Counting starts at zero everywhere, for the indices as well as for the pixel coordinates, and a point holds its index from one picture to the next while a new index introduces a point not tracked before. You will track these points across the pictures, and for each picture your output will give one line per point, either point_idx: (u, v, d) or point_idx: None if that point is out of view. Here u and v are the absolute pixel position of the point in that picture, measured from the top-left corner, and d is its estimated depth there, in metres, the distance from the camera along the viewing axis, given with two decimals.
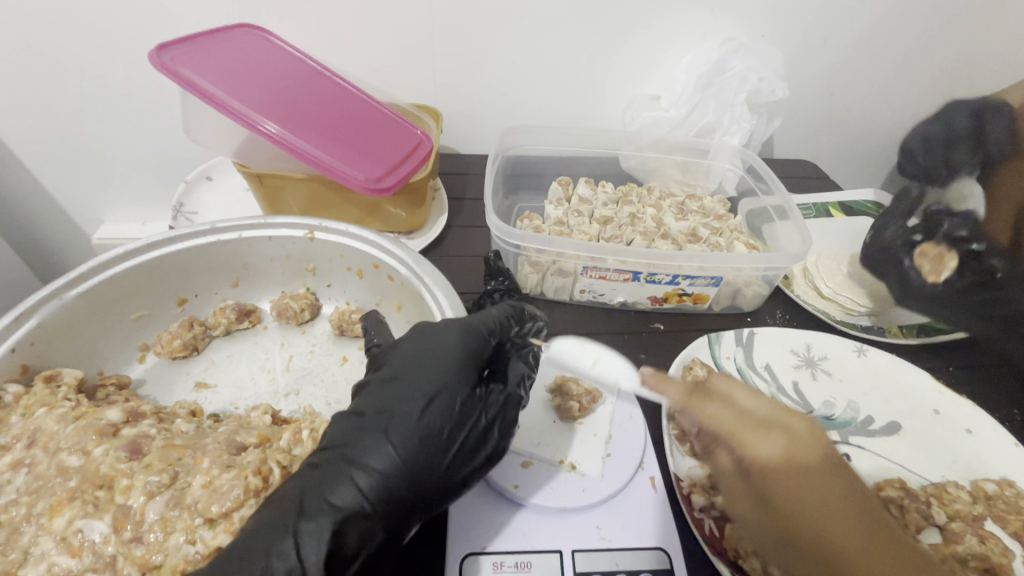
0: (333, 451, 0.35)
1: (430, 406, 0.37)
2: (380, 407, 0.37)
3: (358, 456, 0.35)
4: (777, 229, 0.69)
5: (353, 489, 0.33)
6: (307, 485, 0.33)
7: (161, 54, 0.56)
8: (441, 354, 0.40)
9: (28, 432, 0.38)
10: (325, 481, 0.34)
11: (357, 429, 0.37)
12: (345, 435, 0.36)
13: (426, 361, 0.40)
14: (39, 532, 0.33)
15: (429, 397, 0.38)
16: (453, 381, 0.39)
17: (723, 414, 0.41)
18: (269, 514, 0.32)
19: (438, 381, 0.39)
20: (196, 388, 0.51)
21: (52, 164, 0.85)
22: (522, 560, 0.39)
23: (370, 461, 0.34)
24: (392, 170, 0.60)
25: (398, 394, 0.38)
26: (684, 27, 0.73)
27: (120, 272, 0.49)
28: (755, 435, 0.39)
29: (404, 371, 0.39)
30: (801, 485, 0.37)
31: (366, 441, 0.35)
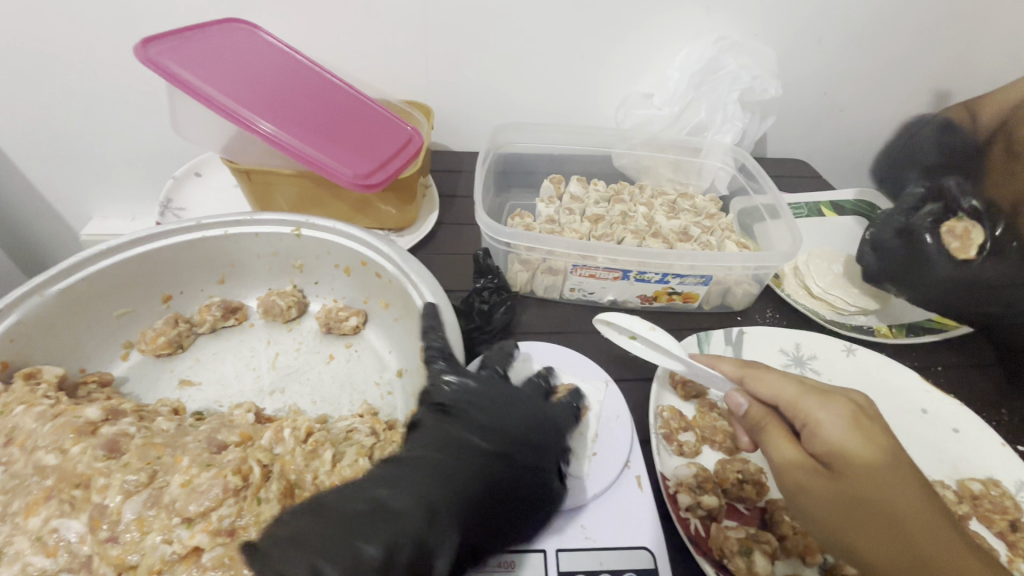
0: (435, 464, 0.36)
1: (528, 459, 0.40)
2: (481, 434, 0.39)
3: (458, 478, 0.36)
4: (768, 228, 0.69)
5: (454, 508, 0.35)
6: (414, 492, 0.34)
7: (147, 48, 0.56)
8: (536, 410, 0.43)
9: (6, 429, 0.38)
10: (430, 489, 0.35)
11: (444, 450, 0.37)
12: (440, 449, 0.38)
13: (520, 410, 0.42)
14: (14, 532, 0.32)
15: (527, 444, 0.40)
16: (546, 439, 0.42)
17: (783, 383, 0.42)
18: (362, 515, 0.32)
19: (534, 434, 0.41)
20: (180, 385, 0.50)
21: (39, 159, 0.84)
22: (506, 560, 0.39)
23: (461, 485, 0.36)
24: (382, 167, 0.60)
25: (500, 429, 0.40)
26: (677, 25, 0.73)
27: (103, 269, 0.49)
28: (818, 403, 0.40)
29: (497, 407, 0.41)
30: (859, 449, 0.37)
31: (457, 464, 0.37)
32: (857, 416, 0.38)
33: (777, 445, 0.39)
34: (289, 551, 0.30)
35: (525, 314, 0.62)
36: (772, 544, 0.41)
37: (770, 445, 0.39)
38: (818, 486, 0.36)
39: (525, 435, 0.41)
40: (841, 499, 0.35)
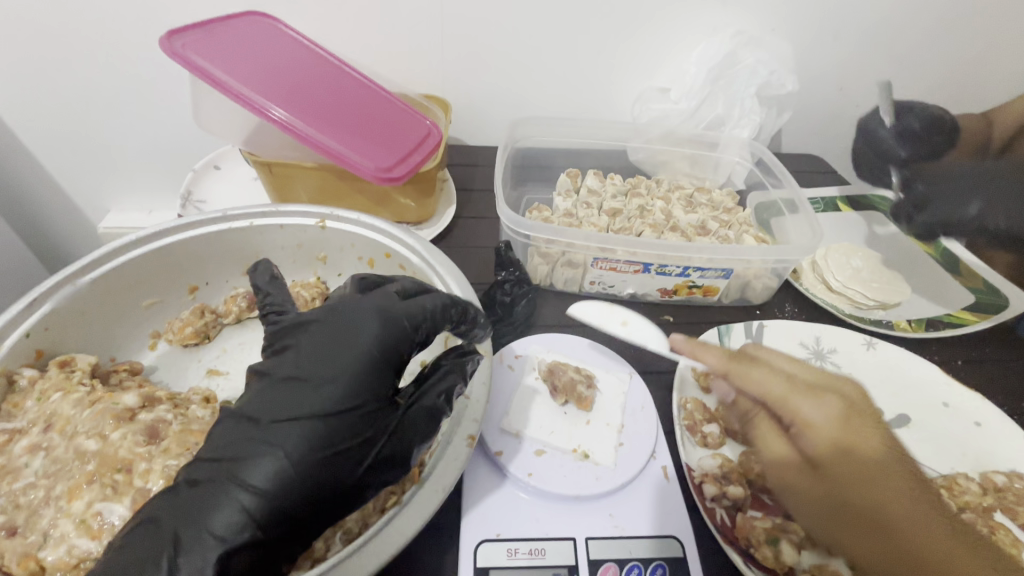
0: (217, 464, 0.33)
1: (331, 408, 0.34)
2: (273, 411, 0.34)
3: (232, 477, 0.32)
4: (786, 223, 0.70)
5: (239, 509, 0.31)
6: (184, 511, 0.31)
7: (172, 40, 0.56)
8: (353, 341, 0.36)
9: (44, 416, 0.38)
10: (206, 507, 0.31)
11: (240, 439, 0.33)
12: (232, 443, 0.33)
13: (328, 348, 0.36)
14: (58, 515, 0.33)
15: (330, 392, 0.35)
16: (355, 378, 0.35)
17: (772, 379, 0.40)
18: (154, 541, 0.30)
19: (340, 375, 0.35)
20: (208, 375, 0.51)
21: (60, 154, 0.85)
22: (537, 547, 0.40)
23: (253, 477, 0.32)
24: (403, 159, 0.60)
25: (298, 394, 0.35)
26: (695, 16, 0.73)
27: (130, 259, 0.49)
28: (812, 405, 0.38)
29: (304, 366, 0.36)
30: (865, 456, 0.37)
31: (249, 455, 0.33)
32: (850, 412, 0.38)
33: (767, 442, 0.40)
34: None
35: (544, 307, 0.62)
36: (799, 534, 0.41)
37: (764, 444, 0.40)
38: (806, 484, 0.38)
39: (340, 386, 0.35)
40: (874, 548, 0.36)
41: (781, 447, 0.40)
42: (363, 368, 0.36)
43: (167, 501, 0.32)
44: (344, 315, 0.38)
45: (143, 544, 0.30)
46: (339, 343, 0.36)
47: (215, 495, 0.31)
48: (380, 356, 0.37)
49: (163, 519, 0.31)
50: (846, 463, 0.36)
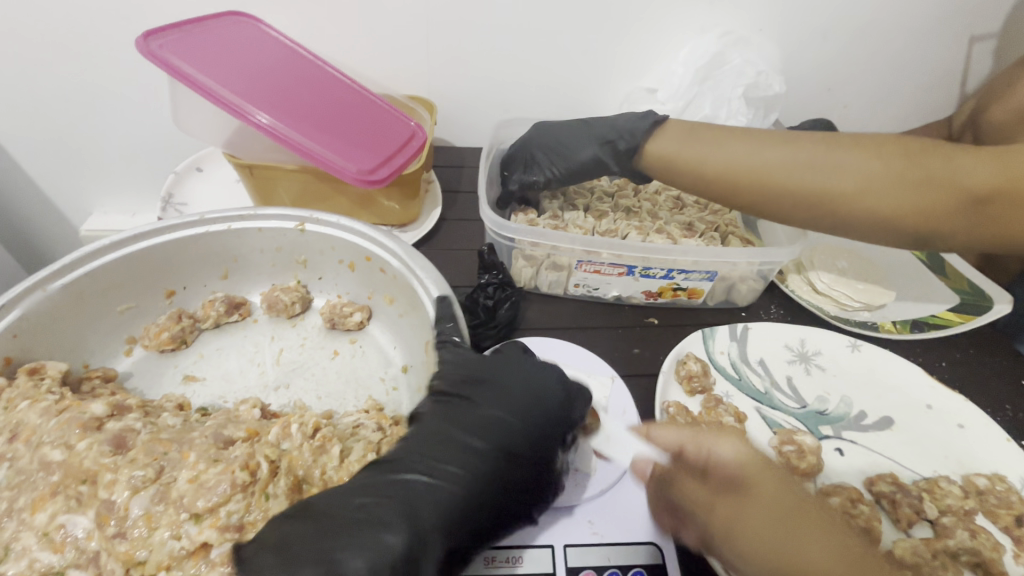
0: (431, 461, 0.36)
1: (526, 446, 0.38)
2: (485, 431, 0.38)
3: (443, 476, 0.35)
4: (773, 224, 0.69)
5: (444, 510, 0.34)
6: (404, 495, 0.34)
7: (149, 41, 0.55)
8: (545, 387, 0.41)
9: (10, 425, 0.37)
10: (421, 499, 0.34)
11: (446, 445, 0.37)
12: (445, 447, 0.37)
13: (530, 392, 0.40)
14: (21, 527, 0.32)
15: (530, 431, 0.39)
16: (555, 426, 0.40)
17: (672, 434, 0.37)
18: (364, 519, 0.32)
19: (538, 418, 0.39)
20: (184, 381, 0.50)
21: (39, 155, 0.84)
22: (514, 555, 0.39)
23: (452, 477, 0.35)
24: (386, 161, 0.59)
25: (501, 421, 0.38)
26: (681, 16, 0.72)
27: (105, 263, 0.48)
28: (708, 458, 0.35)
29: (504, 394, 0.40)
30: (774, 516, 0.32)
31: (453, 460, 0.36)
32: (750, 461, 0.34)
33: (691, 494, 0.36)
34: (268, 557, 0.30)
35: (529, 310, 0.62)
36: None
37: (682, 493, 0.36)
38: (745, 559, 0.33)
39: (537, 424, 0.39)
40: None
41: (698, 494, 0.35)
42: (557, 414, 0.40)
43: (374, 486, 0.34)
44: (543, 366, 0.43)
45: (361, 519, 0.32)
46: (534, 386, 0.41)
47: (427, 491, 0.34)
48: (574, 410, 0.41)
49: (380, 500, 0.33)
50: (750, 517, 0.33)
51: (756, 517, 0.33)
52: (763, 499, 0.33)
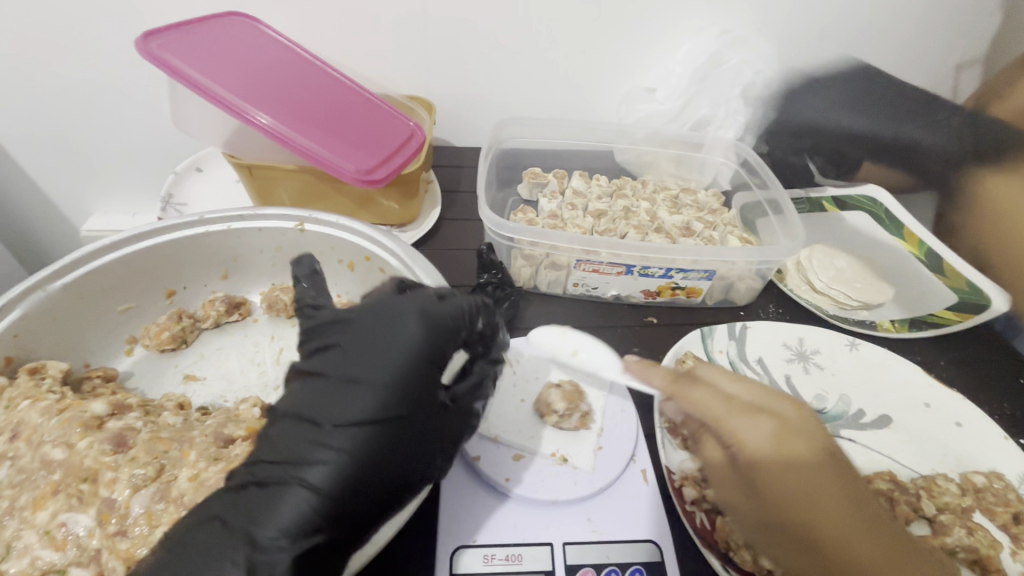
0: (280, 460, 0.33)
1: (383, 411, 0.35)
2: (329, 412, 0.34)
3: (299, 474, 0.32)
4: (771, 223, 0.69)
5: (297, 508, 0.31)
6: (239, 506, 0.32)
7: (148, 42, 0.55)
8: (395, 343, 0.37)
9: (11, 424, 0.38)
10: (277, 499, 0.32)
11: (292, 436, 0.34)
12: (297, 441, 0.34)
13: (379, 352, 0.36)
14: (22, 526, 0.32)
15: (380, 394, 0.35)
16: (400, 379, 0.36)
17: (711, 400, 0.41)
18: (211, 540, 0.30)
19: (393, 378, 0.36)
20: (184, 380, 0.50)
21: (39, 155, 0.84)
22: (514, 553, 0.39)
23: (313, 475, 0.32)
24: (385, 161, 0.60)
25: (349, 396, 0.35)
26: (679, 15, 0.72)
27: (104, 263, 0.49)
28: (747, 425, 0.39)
29: (350, 360, 0.36)
30: (806, 486, 0.36)
31: (307, 454, 0.33)
32: (782, 427, 0.39)
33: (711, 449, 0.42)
34: None
35: (528, 309, 0.62)
36: None
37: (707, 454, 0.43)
38: (743, 506, 0.39)
39: (390, 385, 0.35)
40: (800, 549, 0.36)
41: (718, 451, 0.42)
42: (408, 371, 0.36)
43: (226, 500, 0.32)
44: (382, 316, 0.38)
45: (206, 540, 0.30)
46: (383, 343, 0.37)
47: (277, 493, 0.32)
48: (416, 355, 0.37)
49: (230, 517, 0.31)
50: (770, 473, 0.37)
51: (768, 467, 0.37)
52: (781, 445, 0.38)
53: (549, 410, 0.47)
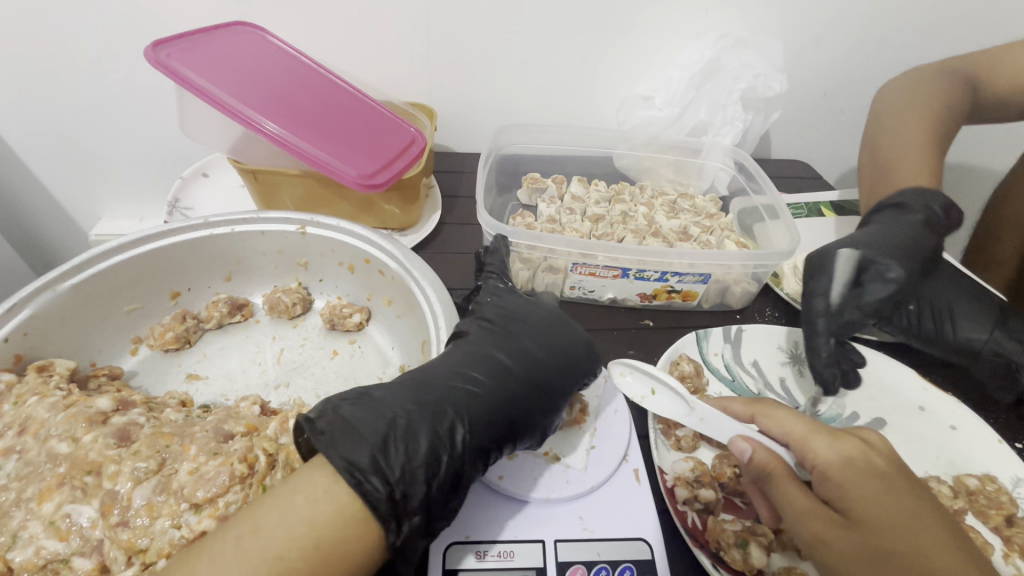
0: (485, 378, 0.41)
1: (549, 382, 0.43)
2: (527, 364, 0.43)
3: (485, 391, 0.40)
4: (768, 228, 0.70)
5: (491, 418, 0.39)
6: (455, 400, 0.39)
7: (156, 51, 0.57)
8: (567, 340, 0.47)
9: (20, 420, 0.39)
10: (486, 407, 0.40)
11: (484, 363, 0.42)
12: (497, 368, 0.42)
13: (557, 343, 0.46)
14: (28, 517, 0.33)
15: (551, 371, 0.44)
16: (576, 366, 0.45)
17: (794, 420, 0.43)
18: (423, 413, 0.37)
19: (562, 364, 0.45)
20: (187, 379, 0.51)
21: (49, 160, 0.86)
22: (506, 549, 0.40)
23: (496, 395, 0.40)
24: (386, 166, 0.61)
25: (531, 357, 0.44)
26: (676, 23, 0.74)
27: (114, 264, 0.50)
28: (830, 444, 0.40)
29: (531, 336, 0.46)
30: (889, 496, 0.37)
31: (495, 380, 0.41)
32: (870, 456, 0.39)
33: (788, 496, 0.38)
34: (347, 436, 0.34)
35: None
36: (768, 536, 0.42)
37: (784, 498, 0.38)
38: (839, 540, 0.36)
39: (558, 365, 0.45)
40: None
41: (801, 495, 0.38)
42: (574, 361, 0.46)
43: (429, 387, 0.39)
44: (561, 323, 0.48)
45: (418, 413, 0.37)
46: (562, 337, 0.47)
47: (474, 401, 0.39)
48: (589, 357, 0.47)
49: (433, 404, 0.38)
50: (870, 509, 0.36)
51: (869, 502, 0.37)
52: (874, 481, 0.37)
53: None
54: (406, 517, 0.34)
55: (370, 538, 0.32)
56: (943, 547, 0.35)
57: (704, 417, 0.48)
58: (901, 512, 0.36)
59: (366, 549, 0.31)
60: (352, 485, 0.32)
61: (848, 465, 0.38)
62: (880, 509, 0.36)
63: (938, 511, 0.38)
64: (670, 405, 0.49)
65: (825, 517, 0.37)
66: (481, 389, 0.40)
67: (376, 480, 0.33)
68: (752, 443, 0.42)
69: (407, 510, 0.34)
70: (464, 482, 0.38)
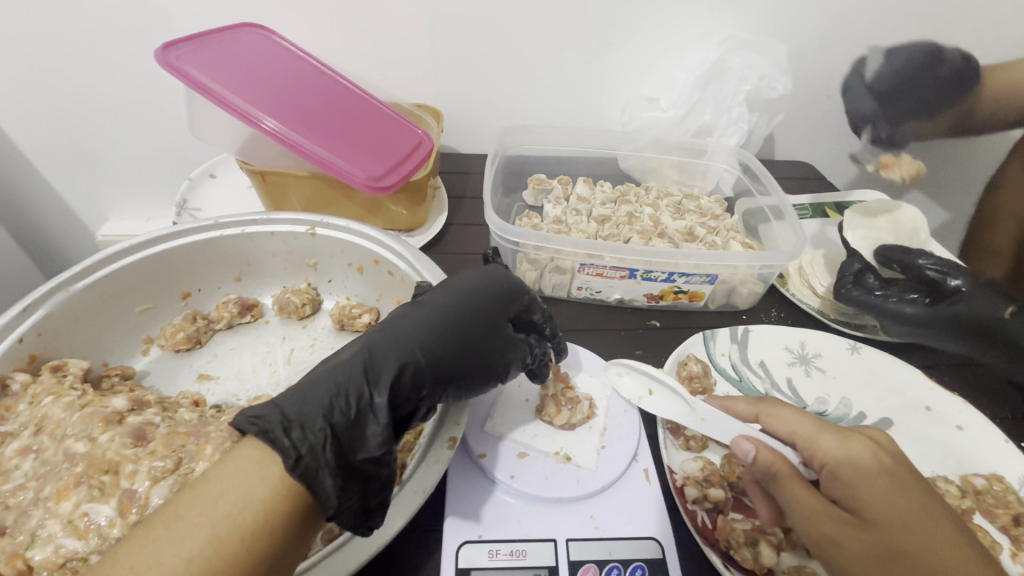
0: (392, 323, 0.41)
1: (464, 316, 0.43)
2: (434, 298, 0.44)
3: (396, 331, 0.40)
4: (773, 228, 0.70)
5: (402, 351, 0.39)
6: (363, 344, 0.39)
7: (166, 53, 0.57)
8: (483, 279, 0.47)
9: (36, 419, 0.39)
10: (393, 341, 0.39)
11: (398, 314, 0.42)
12: (405, 313, 0.42)
13: (473, 282, 0.46)
14: (46, 515, 0.33)
15: (466, 305, 0.44)
16: (492, 302, 0.45)
17: (801, 422, 0.43)
18: (331, 360, 0.37)
19: (477, 300, 0.45)
20: (198, 379, 0.52)
21: (59, 162, 0.86)
22: (518, 548, 0.40)
23: (408, 333, 0.40)
24: (393, 168, 0.61)
25: (445, 297, 0.44)
26: (681, 25, 0.74)
27: (125, 265, 0.50)
28: (842, 445, 0.40)
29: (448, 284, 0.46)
30: (898, 496, 0.37)
31: (407, 322, 0.41)
32: (881, 458, 0.39)
33: (798, 498, 0.38)
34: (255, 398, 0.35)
35: None
36: (778, 535, 0.42)
37: (794, 501, 0.38)
38: (853, 542, 0.36)
39: (474, 301, 0.44)
40: None
41: (811, 496, 0.38)
42: (492, 298, 0.46)
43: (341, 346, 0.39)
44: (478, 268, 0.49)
45: (326, 365, 0.37)
46: (477, 278, 0.47)
47: (383, 340, 0.39)
48: (501, 287, 0.47)
49: (341, 354, 0.38)
50: (881, 509, 0.36)
51: (882, 502, 0.37)
52: (884, 481, 0.38)
53: (559, 411, 0.48)
54: (306, 441, 0.32)
55: (277, 480, 0.30)
56: (955, 550, 0.35)
57: (705, 417, 0.46)
58: (913, 513, 0.36)
59: (272, 488, 0.30)
60: (245, 424, 0.31)
61: (859, 466, 0.39)
62: (893, 510, 0.36)
63: (948, 513, 0.38)
64: (671, 407, 0.48)
65: (836, 518, 0.37)
66: (392, 333, 0.40)
67: (275, 417, 0.33)
68: (755, 442, 0.41)
69: (310, 437, 0.32)
70: (378, 409, 0.36)
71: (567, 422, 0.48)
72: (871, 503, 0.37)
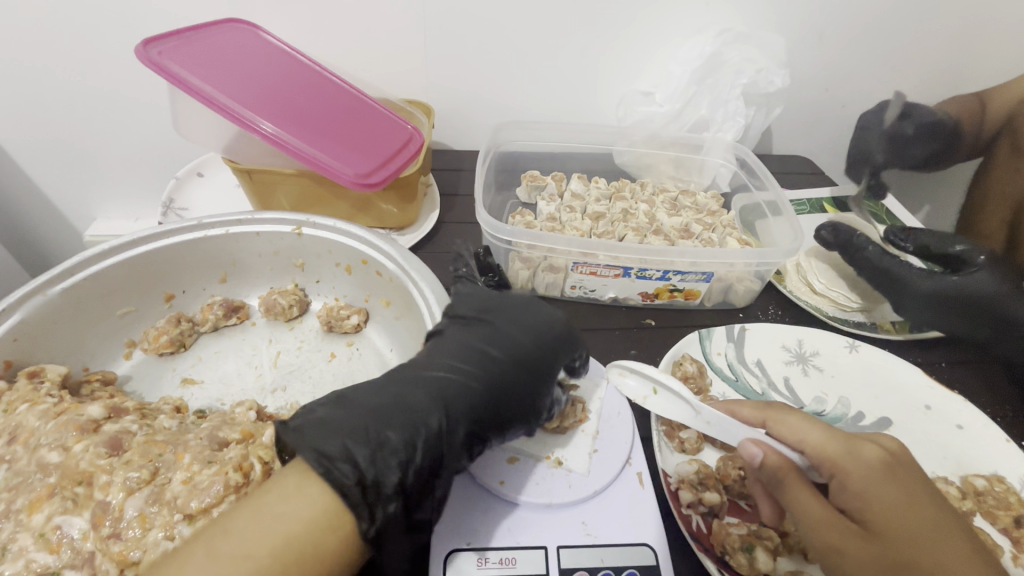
0: (460, 377, 0.39)
1: (524, 377, 0.41)
2: (506, 360, 0.41)
3: (459, 384, 0.39)
4: (770, 224, 0.69)
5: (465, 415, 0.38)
6: (429, 394, 0.37)
7: (148, 49, 0.56)
8: (547, 329, 0.44)
9: (10, 427, 0.38)
10: (459, 403, 0.38)
11: (459, 355, 0.40)
12: (473, 368, 0.40)
13: (535, 336, 0.43)
14: (18, 529, 0.33)
15: (529, 366, 0.42)
16: (553, 361, 0.43)
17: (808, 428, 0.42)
18: (396, 408, 0.36)
19: (540, 357, 0.43)
20: (182, 384, 0.51)
21: (43, 161, 0.85)
22: (508, 556, 0.39)
23: (468, 395, 0.39)
24: (383, 165, 0.60)
25: (507, 349, 0.42)
26: (678, 16, 0.72)
27: (105, 268, 0.49)
28: (848, 449, 0.39)
29: (510, 328, 0.43)
30: (906, 506, 0.36)
31: (469, 376, 0.39)
32: (890, 466, 0.38)
33: (802, 504, 0.37)
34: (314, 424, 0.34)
35: None
36: (774, 540, 0.41)
37: (799, 506, 0.37)
38: (858, 550, 0.35)
39: (537, 359, 0.42)
40: None
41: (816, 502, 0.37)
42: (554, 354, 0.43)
43: (403, 384, 0.38)
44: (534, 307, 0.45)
45: (394, 412, 0.36)
46: (541, 329, 0.44)
47: (447, 394, 0.38)
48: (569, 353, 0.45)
49: (409, 401, 0.36)
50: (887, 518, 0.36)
51: (888, 511, 0.36)
52: (891, 489, 0.37)
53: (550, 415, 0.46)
54: (381, 506, 0.33)
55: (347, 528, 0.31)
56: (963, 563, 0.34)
57: (710, 420, 0.47)
58: (919, 524, 0.35)
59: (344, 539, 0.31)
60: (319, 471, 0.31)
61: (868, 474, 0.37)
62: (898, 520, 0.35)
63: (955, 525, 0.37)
64: (673, 410, 0.48)
65: (842, 525, 0.36)
66: (455, 389, 0.39)
67: (346, 466, 0.32)
68: (763, 447, 0.41)
69: (382, 497, 0.33)
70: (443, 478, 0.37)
71: (559, 427, 0.46)
72: (877, 512, 0.36)
